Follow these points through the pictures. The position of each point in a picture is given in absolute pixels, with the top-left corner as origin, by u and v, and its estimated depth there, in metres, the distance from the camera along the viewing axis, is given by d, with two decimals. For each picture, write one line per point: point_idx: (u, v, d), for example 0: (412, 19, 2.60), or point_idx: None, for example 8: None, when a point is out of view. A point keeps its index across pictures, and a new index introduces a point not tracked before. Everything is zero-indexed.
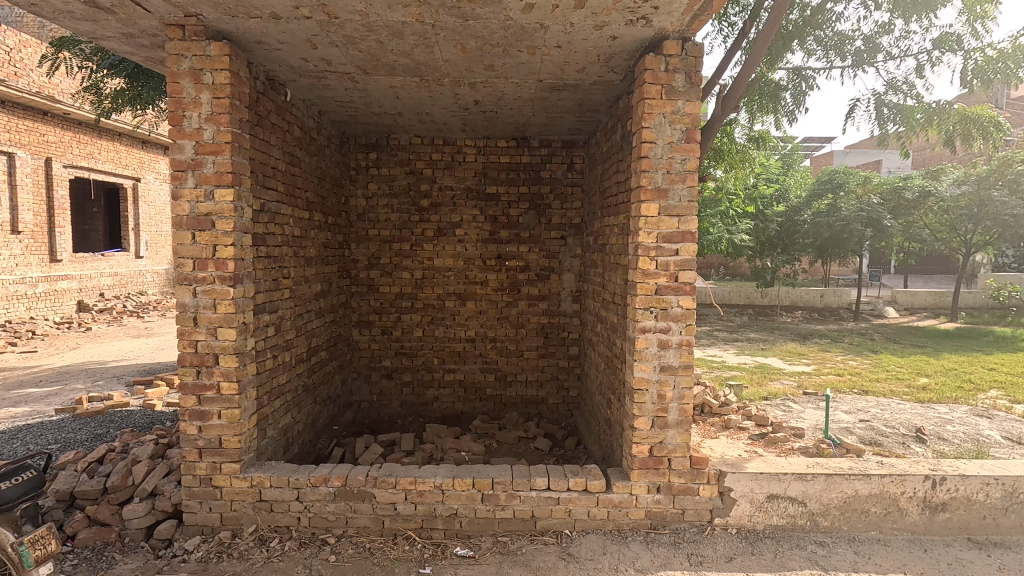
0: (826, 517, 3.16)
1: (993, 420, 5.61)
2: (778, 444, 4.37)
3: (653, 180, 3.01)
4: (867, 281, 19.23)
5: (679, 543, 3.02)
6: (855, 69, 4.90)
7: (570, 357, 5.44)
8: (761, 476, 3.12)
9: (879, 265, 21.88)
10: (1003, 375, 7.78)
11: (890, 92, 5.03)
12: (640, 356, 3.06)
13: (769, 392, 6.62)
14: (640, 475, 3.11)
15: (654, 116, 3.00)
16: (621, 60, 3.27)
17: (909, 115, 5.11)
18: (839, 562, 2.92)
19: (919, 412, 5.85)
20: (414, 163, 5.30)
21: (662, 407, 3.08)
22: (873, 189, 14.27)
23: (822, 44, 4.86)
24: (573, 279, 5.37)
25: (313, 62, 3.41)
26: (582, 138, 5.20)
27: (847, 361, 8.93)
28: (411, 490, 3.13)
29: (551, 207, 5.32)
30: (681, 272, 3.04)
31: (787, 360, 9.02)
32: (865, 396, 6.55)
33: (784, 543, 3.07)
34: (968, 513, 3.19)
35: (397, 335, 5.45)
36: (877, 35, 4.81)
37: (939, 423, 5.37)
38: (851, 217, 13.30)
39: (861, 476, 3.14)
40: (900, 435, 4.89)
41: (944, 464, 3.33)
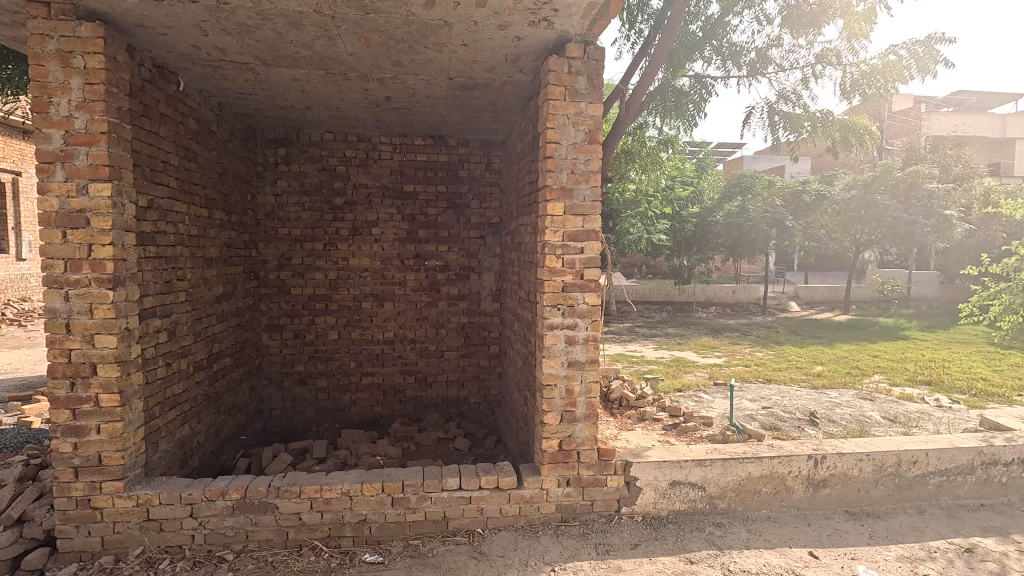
0: (723, 499, 3.36)
1: (875, 401, 6.20)
2: (688, 433, 4.60)
3: (558, 180, 3.07)
4: (773, 278, 20.73)
5: (587, 533, 3.10)
6: (748, 78, 5.24)
7: (491, 356, 5.44)
8: (663, 464, 3.25)
9: (785, 262, 23.64)
10: (884, 361, 8.62)
11: (780, 101, 5.42)
12: (548, 352, 3.12)
13: (683, 383, 6.96)
14: (549, 469, 3.16)
15: (558, 117, 3.06)
16: (529, 61, 3.31)
17: (799, 123, 5.52)
18: (734, 541, 3.10)
19: (814, 397, 6.37)
20: (326, 160, 5.11)
21: (570, 401, 3.15)
22: (776, 191, 15.26)
23: (720, 53, 5.13)
24: (493, 278, 5.38)
25: (205, 50, 3.21)
26: (499, 139, 5.21)
27: (753, 353, 9.57)
28: (317, 498, 3.01)
29: (469, 207, 5.31)
30: (586, 269, 3.13)
31: (700, 353, 9.54)
32: (768, 384, 7.05)
33: (685, 527, 3.23)
34: (846, 488, 3.49)
35: (311, 338, 5.24)
36: (768, 48, 5.15)
37: (829, 406, 5.86)
38: (758, 218, 14.28)
39: (754, 458, 3.35)
40: (796, 419, 5.30)
41: (826, 443, 3.62)
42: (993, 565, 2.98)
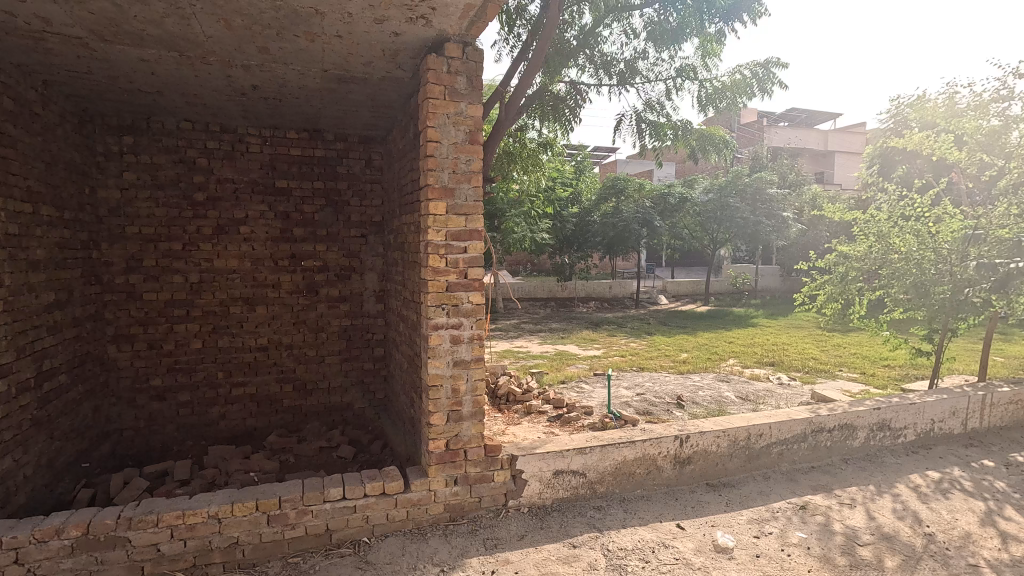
0: (602, 483, 3.56)
1: (729, 382, 6.97)
2: (571, 423, 4.83)
3: (439, 180, 3.06)
4: (645, 274, 22.41)
5: (476, 530, 3.13)
6: (618, 87, 5.61)
7: (375, 359, 5.28)
8: (547, 456, 3.38)
9: (655, 259, 25.64)
10: (737, 347, 9.71)
11: (647, 111, 5.86)
12: (433, 352, 3.10)
13: (566, 375, 7.29)
14: (437, 470, 3.15)
15: (437, 116, 3.05)
16: (408, 57, 3.25)
17: (663, 130, 6.00)
18: (612, 522, 3.31)
19: (680, 381, 7.00)
20: (184, 151, 4.62)
21: (456, 400, 3.17)
22: (645, 194, 16.18)
23: (592, 61, 5.44)
24: (376, 278, 5.21)
25: (24, 18, 2.75)
26: (379, 135, 5.06)
27: (628, 343, 10.29)
28: (178, 525, 2.73)
29: (349, 205, 5.09)
30: (470, 269, 3.15)
31: (581, 346, 10.06)
32: (641, 372, 7.62)
33: (568, 513, 3.38)
34: (706, 463, 3.87)
35: (170, 349, 4.72)
36: (635, 60, 5.54)
37: (692, 389, 6.49)
38: (630, 218, 15.34)
39: (629, 443, 3.60)
40: (665, 403, 5.79)
41: (689, 424, 3.99)
42: (820, 518, 3.49)
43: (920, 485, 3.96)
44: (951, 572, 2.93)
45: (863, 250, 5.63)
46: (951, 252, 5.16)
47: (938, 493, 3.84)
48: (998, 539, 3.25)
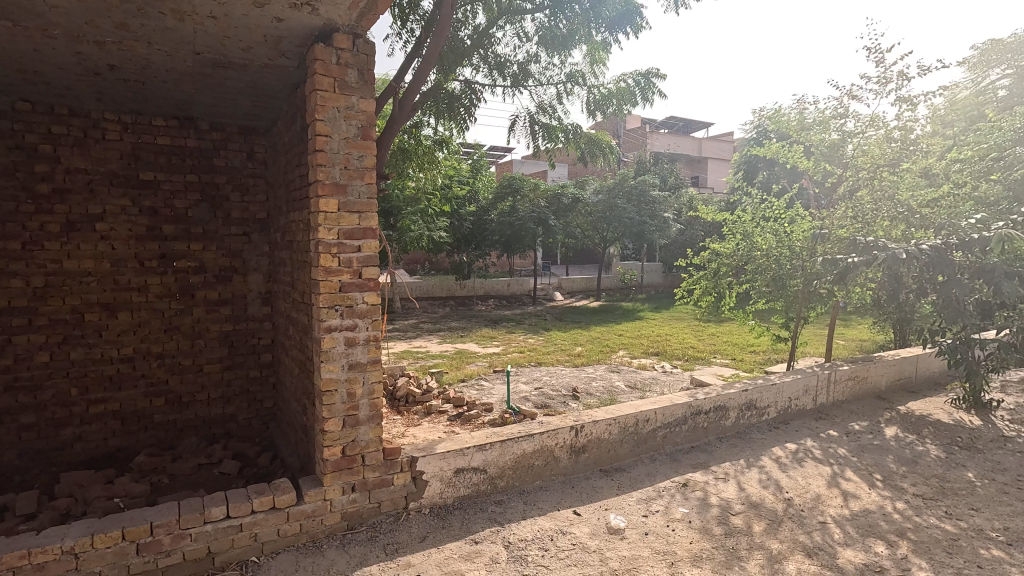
0: (503, 478, 3.62)
1: (620, 373, 7.40)
2: (471, 421, 4.85)
3: (330, 176, 2.93)
4: (541, 271, 23.06)
5: (375, 536, 3.05)
6: (512, 88, 5.71)
7: (262, 365, 4.93)
8: (447, 455, 3.37)
9: (550, 257, 26.48)
10: (626, 339, 10.32)
11: (540, 113, 6.03)
12: (326, 356, 2.97)
13: (466, 373, 7.31)
14: (332, 478, 3.02)
15: (327, 109, 2.91)
16: (292, 46, 3.09)
17: (554, 133, 6.21)
18: (513, 515, 3.38)
19: (575, 374, 7.30)
20: (21, 136, 4.01)
21: (352, 405, 3.06)
22: (540, 194, 16.53)
23: (486, 62, 5.50)
24: (261, 280, 4.87)
25: None
26: (262, 126, 4.73)
27: (526, 339, 10.54)
28: (22, 567, 2.38)
29: (228, 200, 4.70)
30: (364, 268, 3.05)
31: (480, 343, 10.13)
32: (538, 367, 7.84)
33: (470, 510, 3.39)
34: (600, 451, 4.08)
35: (7, 364, 4.08)
36: (527, 62, 5.68)
37: (587, 381, 6.80)
38: (526, 217, 15.66)
39: (527, 436, 3.69)
40: (562, 395, 6.01)
41: (583, 414, 4.18)
42: (700, 493, 3.82)
43: (780, 456, 4.46)
44: (805, 531, 3.34)
45: (732, 247, 6.21)
46: (803, 249, 5.84)
47: (795, 461, 4.36)
48: (841, 498, 3.76)
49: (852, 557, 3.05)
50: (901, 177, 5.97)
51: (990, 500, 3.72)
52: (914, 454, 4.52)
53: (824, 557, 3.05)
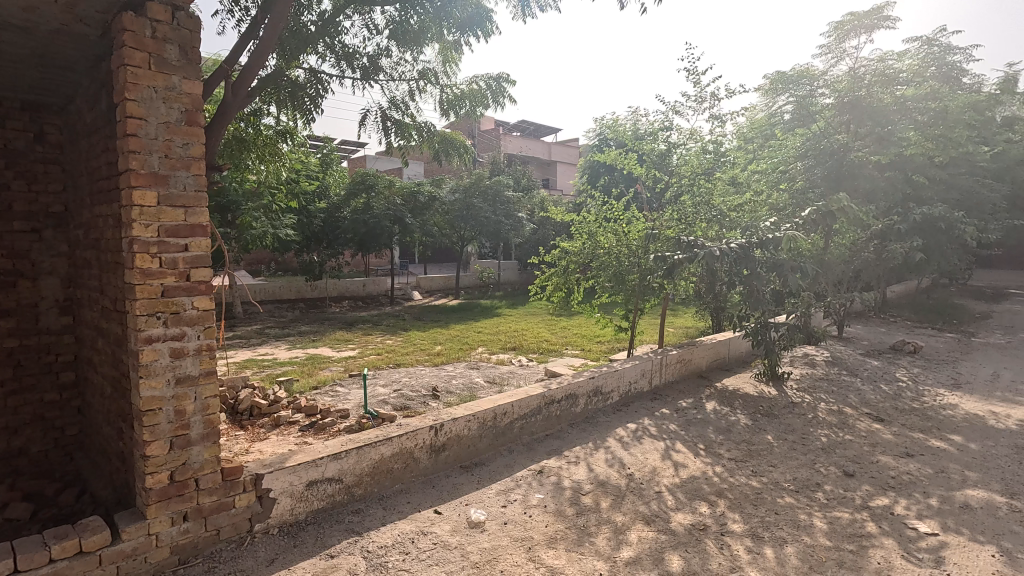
0: (360, 485, 3.48)
1: (479, 369, 7.53)
2: (325, 429, 4.60)
3: (147, 165, 2.57)
4: (399, 271, 22.61)
5: (214, 567, 2.74)
6: (362, 81, 5.49)
7: (62, 386, 4.16)
8: (298, 468, 3.15)
9: (408, 255, 26.09)
10: (484, 335, 10.55)
11: (392, 109, 5.89)
12: (146, 371, 2.60)
13: (318, 379, 6.88)
14: (158, 509, 2.67)
15: (140, 89, 2.54)
16: (93, 12, 2.66)
17: (408, 131, 6.10)
18: (371, 522, 3.27)
19: (434, 373, 7.27)
20: None
21: (182, 424, 2.73)
22: (396, 191, 15.88)
23: (333, 51, 5.23)
24: (59, 285, 4.09)
25: None
26: (54, 102, 3.98)
27: (384, 340, 10.27)
28: None
29: (8, 189, 3.86)
30: (193, 270, 2.73)
31: (335, 347, 9.64)
32: (397, 368, 7.67)
33: (325, 523, 3.21)
34: (460, 447, 4.13)
35: None
36: (378, 56, 5.50)
37: (446, 379, 6.81)
38: (381, 215, 15.10)
39: (385, 440, 3.60)
40: (422, 396, 5.94)
41: (442, 413, 4.19)
42: (554, 478, 4.04)
43: (623, 436, 4.89)
44: (644, 501, 3.70)
45: (580, 245, 6.66)
46: (638, 247, 6.44)
47: (635, 439, 4.81)
48: (673, 468, 4.23)
49: (682, 520, 3.45)
50: (714, 185, 6.86)
51: (783, 457, 4.46)
52: (729, 424, 5.24)
53: (660, 523, 3.41)
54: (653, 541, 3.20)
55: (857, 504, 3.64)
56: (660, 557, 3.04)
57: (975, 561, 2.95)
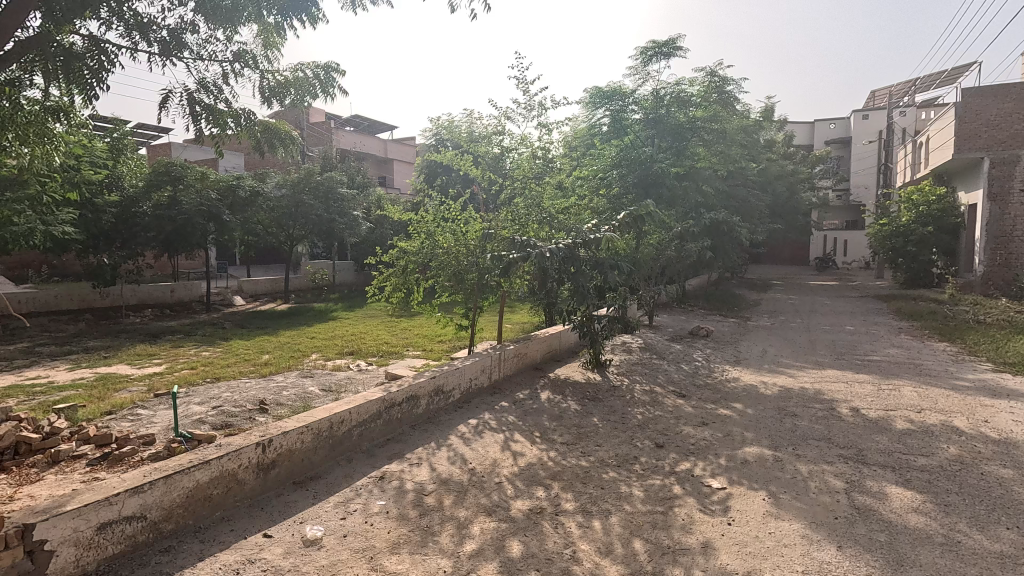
0: (170, 520, 3.05)
1: (313, 377, 7.06)
2: (124, 460, 3.93)
3: None
4: (216, 274, 20.22)
5: None
6: (161, 57, 4.80)
7: None
8: (85, 510, 2.65)
9: (226, 256, 23.45)
10: (319, 341, 9.93)
11: (202, 92, 5.24)
12: None
13: (113, 403, 5.84)
14: None
15: None
16: None
17: (222, 118, 5.47)
18: (186, 560, 2.87)
19: (262, 385, 6.64)
20: None
21: None
22: (210, 184, 14.20)
23: (120, 19, 4.49)
24: None
25: None
26: None
27: (199, 352, 9.10)
28: None
29: None
30: None
31: (135, 363, 8.27)
32: (216, 382, 6.85)
33: (124, 570, 2.74)
34: (292, 462, 3.84)
35: None
36: (181, 30, 4.86)
37: (276, 391, 6.26)
38: (192, 211, 13.31)
39: (201, 464, 3.20)
40: (247, 411, 5.38)
41: (270, 427, 3.86)
42: (396, 482, 3.96)
43: (464, 432, 4.97)
44: (486, 493, 3.81)
45: (418, 245, 6.62)
46: (476, 247, 6.57)
47: (476, 435, 4.93)
48: (512, 458, 4.42)
49: (521, 506, 3.62)
50: (543, 189, 7.31)
51: (608, 436, 4.93)
52: (561, 410, 5.64)
53: (501, 512, 3.54)
54: (495, 530, 3.31)
55: (666, 471, 4.17)
56: (501, 544, 3.15)
57: (752, 505, 3.58)
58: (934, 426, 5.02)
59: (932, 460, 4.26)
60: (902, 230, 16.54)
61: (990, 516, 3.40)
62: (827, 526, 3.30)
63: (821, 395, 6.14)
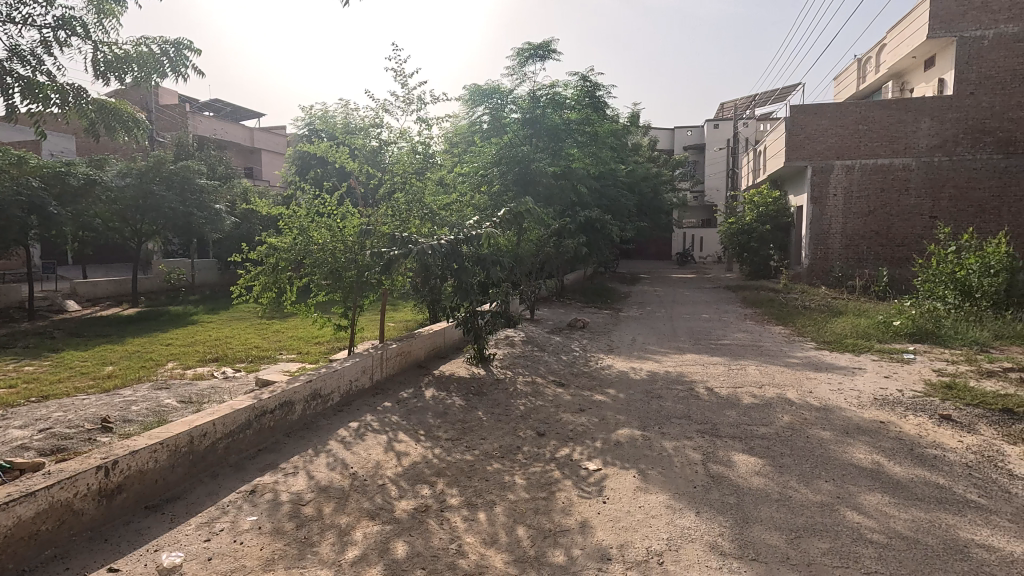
0: None
1: (170, 389, 6.34)
2: None
3: None
4: (40, 275, 17.32)
5: None
6: None
7: None
8: None
9: (54, 255, 20.17)
10: (176, 348, 8.94)
11: (15, 61, 4.47)
12: None
13: None
14: None
15: None
16: None
17: (44, 93, 4.71)
18: None
19: (104, 401, 5.82)
20: None
21: None
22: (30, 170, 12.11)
23: None
24: None
25: None
26: None
27: (20, 367, 7.74)
28: None
29: None
30: None
31: None
32: (45, 401, 5.87)
33: None
34: (143, 485, 3.43)
35: None
36: None
37: (123, 406, 5.53)
38: (6, 201, 11.17)
39: (24, 497, 2.75)
40: (85, 432, 4.69)
41: (115, 447, 3.41)
42: (269, 495, 3.70)
43: (345, 436, 4.78)
44: (368, 497, 3.69)
45: (290, 241, 6.21)
46: (354, 243, 6.31)
47: (357, 438, 4.75)
48: (396, 458, 4.33)
49: (406, 506, 3.57)
50: (424, 184, 7.23)
51: (492, 429, 5.02)
52: (446, 407, 5.63)
53: (384, 515, 3.45)
54: (378, 533, 3.23)
55: (547, 458, 4.35)
56: (386, 547, 3.08)
57: (624, 483, 3.85)
58: (771, 399, 5.77)
59: (770, 429, 4.90)
60: (746, 228, 18.73)
61: (813, 472, 3.99)
62: (687, 495, 3.65)
63: (681, 377, 6.78)
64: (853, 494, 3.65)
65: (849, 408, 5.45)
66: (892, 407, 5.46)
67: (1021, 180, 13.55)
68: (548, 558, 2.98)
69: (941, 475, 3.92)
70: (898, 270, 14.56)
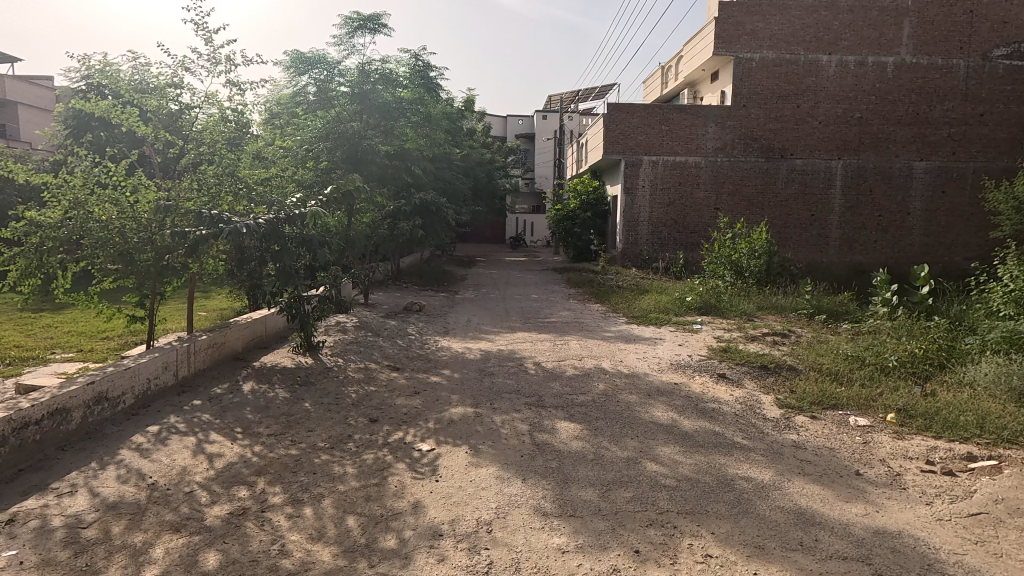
0: None
1: None
2: None
3: None
4: None
5: None
6: None
7: None
8: None
9: None
10: None
11: None
12: None
13: None
14: None
15: None
16: None
17: None
18: None
19: None
20: None
21: None
22: None
23: None
24: None
25: None
26: None
27: None
28: None
29: None
30: None
31: None
32: None
33: None
34: None
35: None
36: None
37: None
38: None
39: None
40: None
41: None
42: (34, 522, 3.07)
43: (140, 443, 4.14)
44: (171, 508, 3.26)
45: (58, 218, 5.09)
46: (149, 221, 5.44)
47: (158, 443, 4.16)
48: (206, 462, 3.88)
49: (218, 512, 3.23)
50: (236, 157, 6.46)
51: (320, 420, 4.76)
52: (268, 401, 5.19)
53: (192, 525, 3.09)
54: (184, 546, 2.88)
55: (380, 444, 4.27)
56: (193, 560, 2.77)
57: (456, 460, 3.95)
58: (590, 370, 6.37)
59: (587, 397, 5.41)
60: (571, 214, 20.22)
61: (621, 432, 4.50)
62: (515, 464, 3.88)
63: (512, 355, 7.12)
64: (652, 447, 4.22)
65: (652, 373, 6.26)
66: (683, 370, 6.39)
67: (777, 180, 16.63)
68: (380, 544, 2.94)
69: (717, 424, 4.71)
70: (691, 253, 16.97)
